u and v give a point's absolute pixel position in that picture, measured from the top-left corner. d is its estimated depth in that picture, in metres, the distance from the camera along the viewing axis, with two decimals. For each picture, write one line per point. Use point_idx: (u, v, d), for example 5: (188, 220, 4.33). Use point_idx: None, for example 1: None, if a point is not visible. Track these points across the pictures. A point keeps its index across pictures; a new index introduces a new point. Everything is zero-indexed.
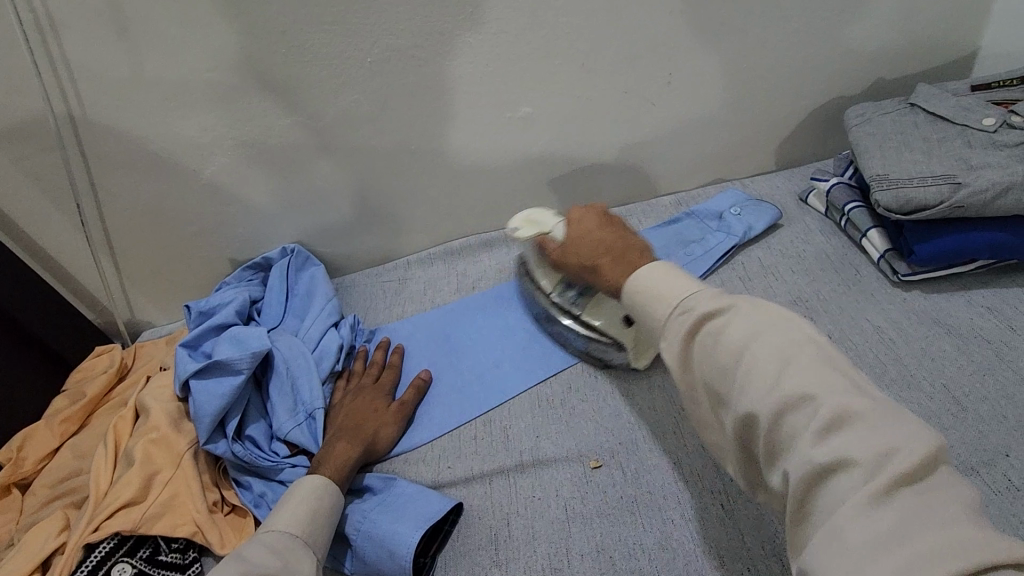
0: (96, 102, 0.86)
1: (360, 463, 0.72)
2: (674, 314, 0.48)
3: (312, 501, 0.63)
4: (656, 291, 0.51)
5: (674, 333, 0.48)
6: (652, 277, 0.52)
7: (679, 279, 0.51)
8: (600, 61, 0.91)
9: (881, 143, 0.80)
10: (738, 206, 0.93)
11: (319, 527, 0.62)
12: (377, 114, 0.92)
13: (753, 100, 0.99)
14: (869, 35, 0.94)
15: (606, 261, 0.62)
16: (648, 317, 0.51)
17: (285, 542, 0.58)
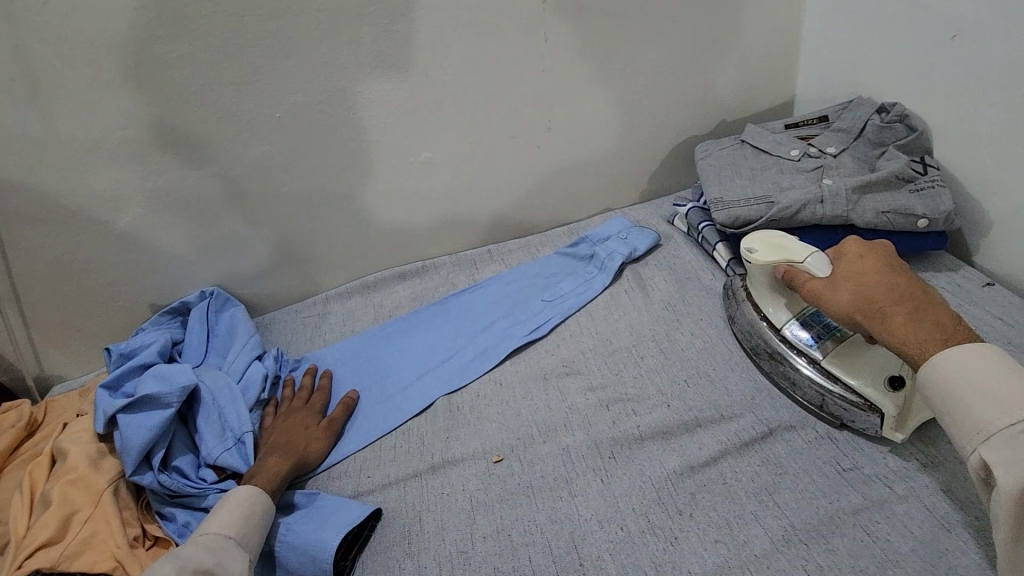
0: (4, 161, 0.89)
1: (290, 476, 0.77)
2: (1012, 427, 0.52)
3: (244, 508, 0.69)
4: (988, 390, 0.54)
5: (1012, 445, 0.52)
6: (968, 366, 0.56)
7: (1002, 373, 0.55)
8: (488, 111, 1.05)
9: (719, 171, 0.97)
10: (623, 231, 1.08)
11: (251, 528, 0.68)
12: (288, 162, 1.00)
13: (624, 140, 1.16)
14: (711, 86, 1.14)
15: (896, 315, 0.62)
16: (976, 416, 0.54)
17: (217, 542, 0.64)
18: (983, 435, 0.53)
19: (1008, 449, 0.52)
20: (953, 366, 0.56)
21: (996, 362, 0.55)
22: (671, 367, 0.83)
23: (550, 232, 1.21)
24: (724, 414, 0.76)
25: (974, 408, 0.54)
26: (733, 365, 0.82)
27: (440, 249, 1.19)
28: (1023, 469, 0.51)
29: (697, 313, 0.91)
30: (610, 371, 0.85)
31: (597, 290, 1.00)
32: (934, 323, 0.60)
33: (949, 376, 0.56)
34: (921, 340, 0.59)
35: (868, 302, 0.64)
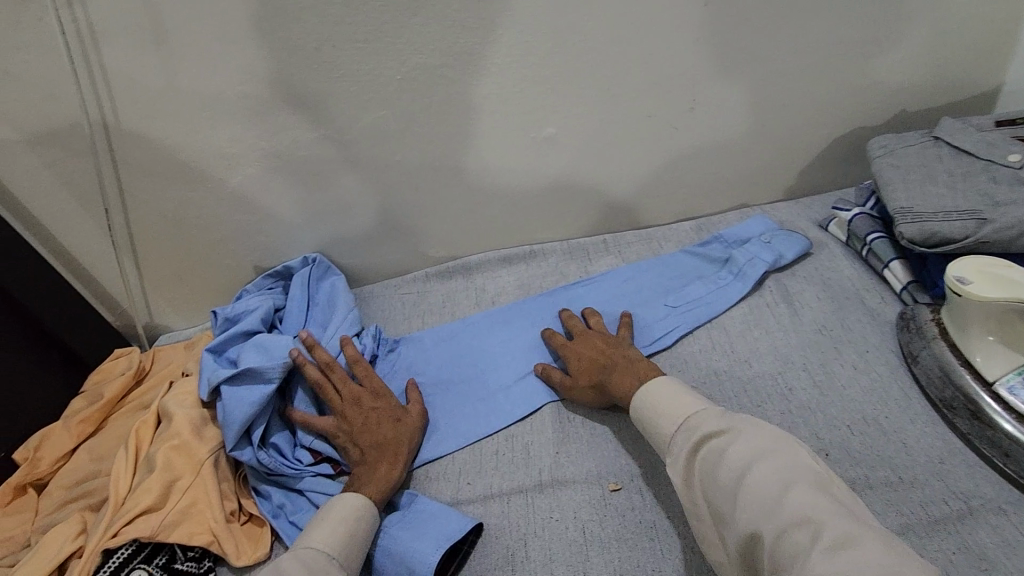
0: (128, 110, 0.88)
1: (401, 478, 0.73)
2: (678, 430, 0.64)
3: (351, 522, 0.64)
4: (662, 409, 0.67)
5: (676, 450, 0.63)
6: (657, 396, 0.69)
7: (680, 398, 0.67)
8: (625, 86, 0.92)
9: (906, 174, 0.81)
10: (768, 234, 0.95)
11: (353, 547, 0.63)
12: (403, 130, 0.93)
13: (777, 128, 1.00)
14: (895, 66, 0.95)
15: (616, 374, 0.75)
16: (660, 431, 0.66)
17: (319, 560, 0.59)
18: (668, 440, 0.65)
19: (675, 448, 0.63)
20: (652, 400, 0.69)
21: (674, 390, 0.68)
22: (832, 409, 0.75)
23: (674, 226, 1.10)
24: (904, 478, 0.67)
25: (657, 425, 0.67)
26: (914, 418, 0.73)
27: (550, 234, 1.10)
28: (681, 462, 0.62)
29: (862, 342, 0.82)
30: (755, 404, 0.77)
31: (733, 301, 0.89)
32: (636, 371, 0.74)
33: (649, 405, 0.69)
34: (628, 391, 0.72)
35: (596, 372, 0.77)
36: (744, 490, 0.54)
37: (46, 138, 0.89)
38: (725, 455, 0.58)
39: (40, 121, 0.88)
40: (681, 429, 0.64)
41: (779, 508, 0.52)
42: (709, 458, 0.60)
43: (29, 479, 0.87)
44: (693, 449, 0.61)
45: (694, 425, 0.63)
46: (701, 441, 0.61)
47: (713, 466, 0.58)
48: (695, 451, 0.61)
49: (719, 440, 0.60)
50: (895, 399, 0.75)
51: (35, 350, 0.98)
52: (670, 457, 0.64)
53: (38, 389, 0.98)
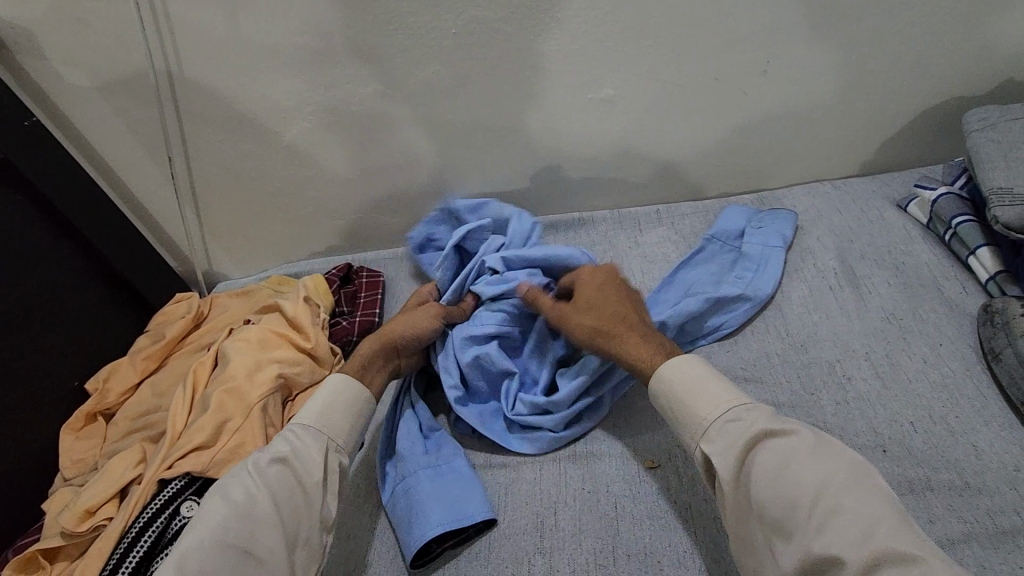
0: (190, 60, 0.90)
1: (375, 347, 0.77)
2: (721, 418, 0.59)
3: (327, 396, 0.70)
4: (702, 394, 0.61)
5: (718, 437, 0.58)
6: (680, 378, 0.63)
7: (713, 382, 0.62)
8: (693, 45, 0.86)
9: (1007, 152, 0.75)
10: (755, 219, 0.91)
11: (335, 418, 0.69)
12: (456, 87, 0.91)
13: (859, 97, 0.91)
14: (1008, 28, 0.84)
15: (624, 335, 0.70)
16: (697, 416, 0.61)
17: (298, 431, 0.67)
18: (704, 427, 0.60)
19: (719, 438, 0.58)
20: (677, 374, 0.63)
21: (700, 374, 0.63)
22: (894, 403, 0.70)
23: (734, 198, 1.03)
24: (971, 484, 0.62)
25: (691, 411, 0.61)
26: (989, 419, 0.67)
27: (601, 201, 1.06)
28: (728, 458, 0.57)
29: (934, 334, 0.76)
30: (807, 391, 0.73)
31: (768, 292, 0.83)
32: (658, 340, 0.69)
33: (674, 376, 0.64)
34: (648, 353, 0.68)
35: (610, 323, 0.72)
36: (818, 513, 0.49)
37: (117, 87, 0.93)
38: (790, 467, 0.53)
39: (111, 69, 0.91)
40: (715, 422, 0.59)
41: (862, 545, 0.46)
42: (766, 464, 0.54)
43: (98, 408, 0.94)
44: (744, 446, 0.56)
45: (747, 418, 0.58)
46: (756, 439, 0.56)
47: (771, 475, 0.53)
48: (747, 449, 0.56)
49: (777, 441, 0.55)
50: (968, 397, 0.69)
51: (104, 290, 1.05)
52: (711, 444, 0.59)
53: (108, 326, 1.05)
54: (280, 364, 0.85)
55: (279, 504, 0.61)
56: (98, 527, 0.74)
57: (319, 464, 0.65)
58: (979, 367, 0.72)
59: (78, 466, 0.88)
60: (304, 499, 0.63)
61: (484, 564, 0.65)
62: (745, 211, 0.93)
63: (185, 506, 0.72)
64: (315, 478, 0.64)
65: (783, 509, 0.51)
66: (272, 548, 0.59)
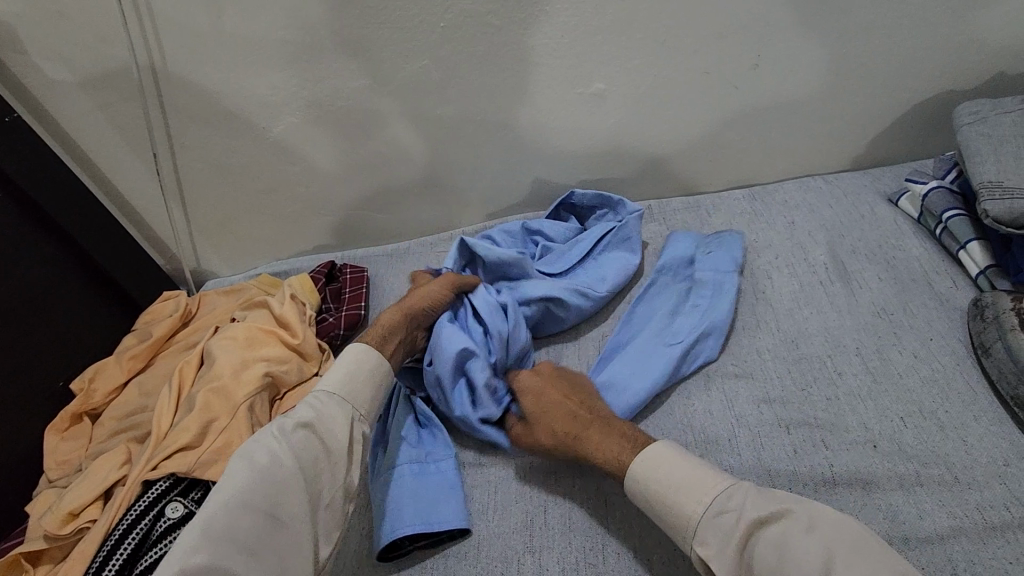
0: (174, 55, 0.88)
1: (396, 318, 0.79)
2: (706, 513, 0.56)
3: (352, 366, 0.72)
4: (676, 488, 0.59)
5: (709, 534, 0.55)
6: (659, 473, 0.60)
7: (685, 467, 0.60)
8: (683, 38, 0.85)
9: (997, 145, 0.74)
10: (702, 245, 0.90)
11: (357, 388, 0.71)
12: (445, 82, 0.90)
13: (850, 91, 0.91)
14: (999, 20, 0.84)
15: (594, 430, 0.67)
16: (679, 517, 0.58)
17: (321, 399, 0.68)
18: (691, 528, 0.57)
19: (711, 538, 0.55)
20: (652, 476, 0.60)
21: (678, 461, 0.60)
22: (884, 398, 0.70)
23: (727, 194, 1.01)
24: (960, 479, 0.62)
25: (672, 505, 0.58)
26: (979, 414, 0.67)
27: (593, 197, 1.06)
28: (724, 551, 0.54)
29: (923, 328, 0.75)
30: (797, 387, 0.72)
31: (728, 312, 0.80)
32: (620, 433, 0.66)
33: (653, 477, 0.60)
34: (615, 451, 0.64)
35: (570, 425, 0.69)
36: None
37: (100, 82, 0.92)
38: (790, 553, 0.51)
39: (93, 63, 0.89)
40: (704, 516, 0.56)
41: None
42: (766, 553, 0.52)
43: (84, 408, 0.93)
44: (740, 537, 0.54)
45: (729, 505, 0.56)
46: (749, 526, 0.54)
47: (775, 563, 0.51)
48: (744, 539, 0.54)
49: (769, 528, 0.53)
50: (958, 392, 0.69)
51: (90, 289, 1.04)
52: (704, 546, 0.55)
53: (93, 324, 1.04)
54: (269, 364, 0.84)
55: (307, 467, 0.63)
56: (81, 530, 0.73)
57: (342, 432, 0.66)
58: (969, 361, 0.71)
59: (62, 468, 0.87)
60: (329, 464, 0.65)
61: (472, 563, 0.65)
62: (696, 240, 0.91)
63: (170, 507, 0.71)
64: (340, 443, 0.66)
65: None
66: (299, 513, 0.60)
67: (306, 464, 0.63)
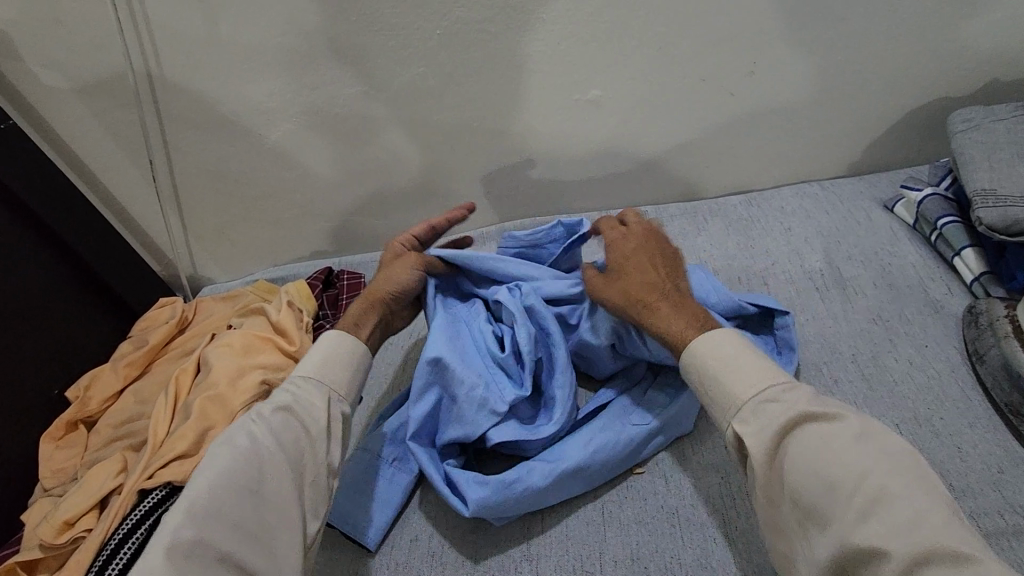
0: (170, 62, 0.88)
1: (363, 307, 0.75)
2: (753, 400, 0.54)
3: (326, 350, 0.69)
4: (729, 371, 0.57)
5: (755, 417, 0.54)
6: (717, 353, 0.58)
7: (748, 360, 0.57)
8: (678, 45, 0.85)
9: (990, 153, 0.75)
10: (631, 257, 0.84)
11: (335, 369, 0.68)
12: (441, 89, 0.90)
13: (844, 98, 0.91)
14: (992, 28, 0.84)
15: (665, 304, 0.65)
16: (726, 390, 0.57)
17: (297, 383, 0.66)
18: (733, 410, 0.56)
19: (754, 419, 0.54)
20: (705, 360, 0.59)
21: (735, 348, 0.58)
22: (881, 405, 0.70)
23: (723, 199, 1.01)
24: (955, 487, 0.62)
25: (723, 390, 0.57)
26: (973, 421, 0.67)
27: (590, 203, 1.06)
28: (765, 435, 0.53)
29: (919, 335, 0.76)
30: None
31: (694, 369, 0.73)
32: (692, 314, 0.64)
33: (700, 356, 0.59)
34: (681, 329, 0.62)
35: (637, 293, 0.67)
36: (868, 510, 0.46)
37: (95, 89, 0.91)
38: (833, 453, 0.49)
39: (89, 71, 0.90)
40: (752, 400, 0.55)
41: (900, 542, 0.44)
42: (807, 447, 0.50)
43: (80, 416, 0.93)
44: (783, 428, 0.52)
45: (774, 398, 0.54)
46: (788, 426, 0.52)
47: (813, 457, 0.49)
48: (787, 431, 0.52)
49: (818, 426, 0.51)
50: (954, 399, 0.69)
51: (86, 295, 1.04)
52: (743, 425, 0.54)
53: (89, 331, 1.03)
54: (266, 372, 0.84)
55: (288, 449, 0.61)
56: (76, 539, 0.72)
57: (320, 415, 0.64)
58: (964, 367, 0.72)
59: (58, 476, 0.86)
60: (310, 447, 0.62)
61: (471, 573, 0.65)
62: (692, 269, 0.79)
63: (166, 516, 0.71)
64: (321, 426, 0.63)
65: (824, 503, 0.48)
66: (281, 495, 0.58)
67: (286, 445, 0.61)
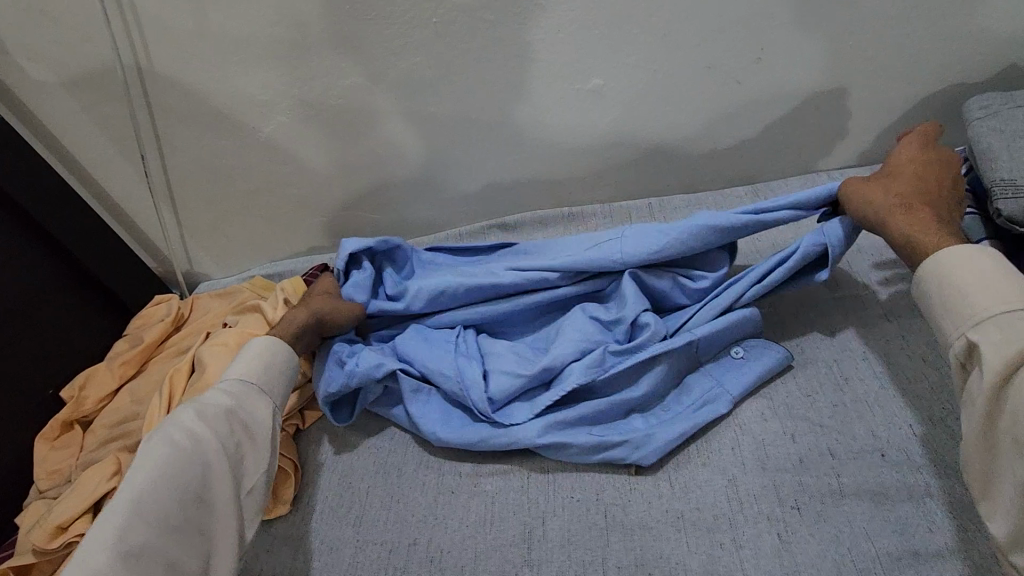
0: (160, 54, 0.86)
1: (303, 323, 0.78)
2: (989, 315, 0.57)
3: (265, 357, 0.73)
4: (965, 289, 0.59)
5: (992, 332, 0.56)
6: (953, 269, 0.61)
7: (1003, 281, 0.58)
8: (684, 32, 0.82)
9: (1009, 141, 0.72)
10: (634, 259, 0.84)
11: (274, 377, 0.73)
12: (441, 78, 0.87)
13: (856, 84, 0.88)
14: (1011, 10, 0.81)
15: (901, 215, 0.67)
16: (949, 316, 0.60)
17: (239, 388, 0.70)
18: (973, 320, 0.58)
19: (994, 335, 0.56)
20: (939, 275, 0.61)
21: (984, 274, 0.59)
22: (895, 404, 0.68)
23: (728, 190, 0.99)
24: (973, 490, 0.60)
25: (963, 300, 0.59)
26: None
27: (593, 196, 1.03)
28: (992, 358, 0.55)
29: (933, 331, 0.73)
30: (802, 392, 0.71)
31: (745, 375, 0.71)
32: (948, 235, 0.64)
33: (943, 271, 0.61)
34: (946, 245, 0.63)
35: (916, 196, 0.68)
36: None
37: (84, 82, 0.89)
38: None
39: (76, 63, 0.87)
40: (988, 318, 0.57)
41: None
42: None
43: (75, 415, 0.92)
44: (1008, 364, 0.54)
45: (987, 327, 0.57)
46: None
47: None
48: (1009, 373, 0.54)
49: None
50: None
51: (79, 294, 1.02)
52: (977, 337, 0.57)
53: (83, 332, 1.02)
54: None
55: (229, 450, 0.65)
56: (69, 544, 0.71)
57: (262, 415, 0.69)
58: None
59: (53, 477, 0.85)
60: (250, 448, 0.67)
61: None
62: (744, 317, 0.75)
63: None
64: (262, 428, 0.69)
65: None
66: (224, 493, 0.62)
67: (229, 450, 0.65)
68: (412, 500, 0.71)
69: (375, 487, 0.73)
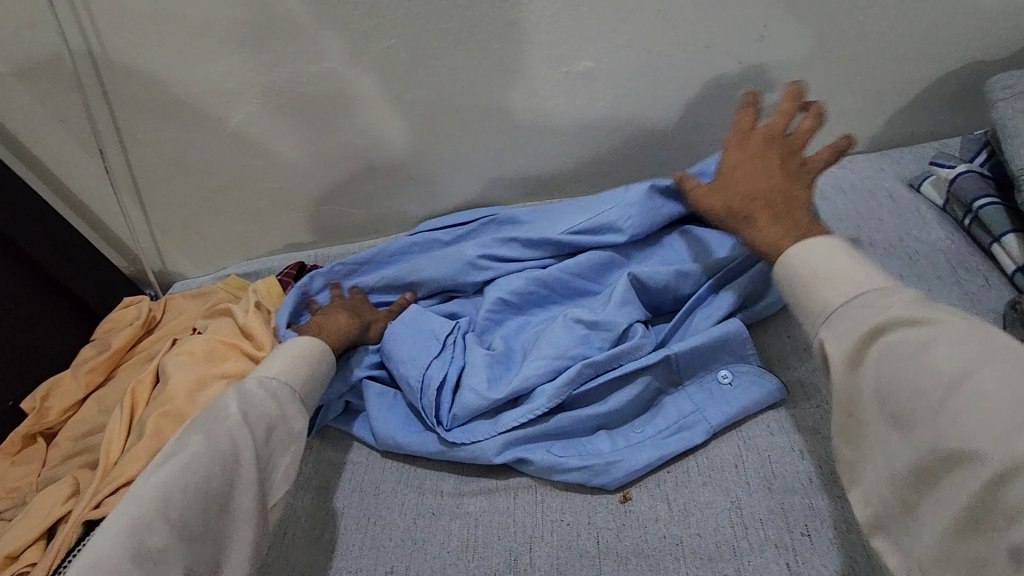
0: (112, 39, 0.79)
1: (356, 333, 0.77)
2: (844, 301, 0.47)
3: (311, 358, 0.69)
4: (817, 276, 0.49)
5: (845, 321, 0.46)
6: (816, 258, 0.50)
7: (846, 260, 0.49)
8: (679, 8, 0.75)
9: None
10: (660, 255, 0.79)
11: (313, 383, 0.68)
12: (416, 63, 0.81)
13: (867, 64, 0.82)
14: None
15: (766, 212, 0.59)
16: (808, 293, 0.50)
17: (284, 391, 0.65)
18: (824, 315, 0.48)
19: (839, 325, 0.46)
20: (795, 266, 0.51)
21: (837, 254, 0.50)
22: None
23: None
24: None
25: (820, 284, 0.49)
26: None
27: (586, 187, 0.97)
28: (847, 341, 0.45)
29: None
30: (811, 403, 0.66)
31: (740, 398, 0.65)
32: (792, 220, 0.58)
33: (798, 264, 0.51)
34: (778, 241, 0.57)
35: (744, 203, 0.61)
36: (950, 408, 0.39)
37: (33, 72, 0.83)
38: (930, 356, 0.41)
39: (23, 50, 0.80)
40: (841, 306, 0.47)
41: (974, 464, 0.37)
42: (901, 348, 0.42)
43: (38, 428, 0.86)
44: (873, 329, 0.44)
45: (864, 305, 0.45)
46: (881, 325, 0.43)
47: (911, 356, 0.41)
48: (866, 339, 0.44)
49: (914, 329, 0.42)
50: None
51: (42, 299, 0.96)
52: (830, 330, 0.47)
53: (47, 338, 0.96)
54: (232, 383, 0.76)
55: (262, 453, 0.61)
56: None
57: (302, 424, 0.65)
58: None
59: (12, 496, 0.80)
60: (276, 453, 0.62)
61: None
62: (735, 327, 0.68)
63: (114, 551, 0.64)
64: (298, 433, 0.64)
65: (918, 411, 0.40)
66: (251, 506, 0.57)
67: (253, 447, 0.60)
68: (391, 523, 0.66)
69: (352, 509, 0.68)
